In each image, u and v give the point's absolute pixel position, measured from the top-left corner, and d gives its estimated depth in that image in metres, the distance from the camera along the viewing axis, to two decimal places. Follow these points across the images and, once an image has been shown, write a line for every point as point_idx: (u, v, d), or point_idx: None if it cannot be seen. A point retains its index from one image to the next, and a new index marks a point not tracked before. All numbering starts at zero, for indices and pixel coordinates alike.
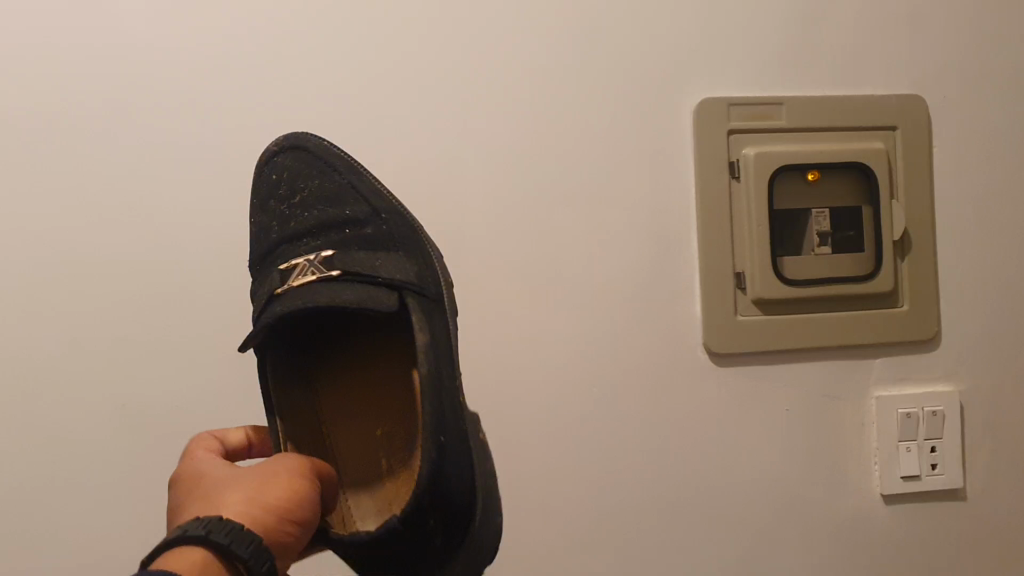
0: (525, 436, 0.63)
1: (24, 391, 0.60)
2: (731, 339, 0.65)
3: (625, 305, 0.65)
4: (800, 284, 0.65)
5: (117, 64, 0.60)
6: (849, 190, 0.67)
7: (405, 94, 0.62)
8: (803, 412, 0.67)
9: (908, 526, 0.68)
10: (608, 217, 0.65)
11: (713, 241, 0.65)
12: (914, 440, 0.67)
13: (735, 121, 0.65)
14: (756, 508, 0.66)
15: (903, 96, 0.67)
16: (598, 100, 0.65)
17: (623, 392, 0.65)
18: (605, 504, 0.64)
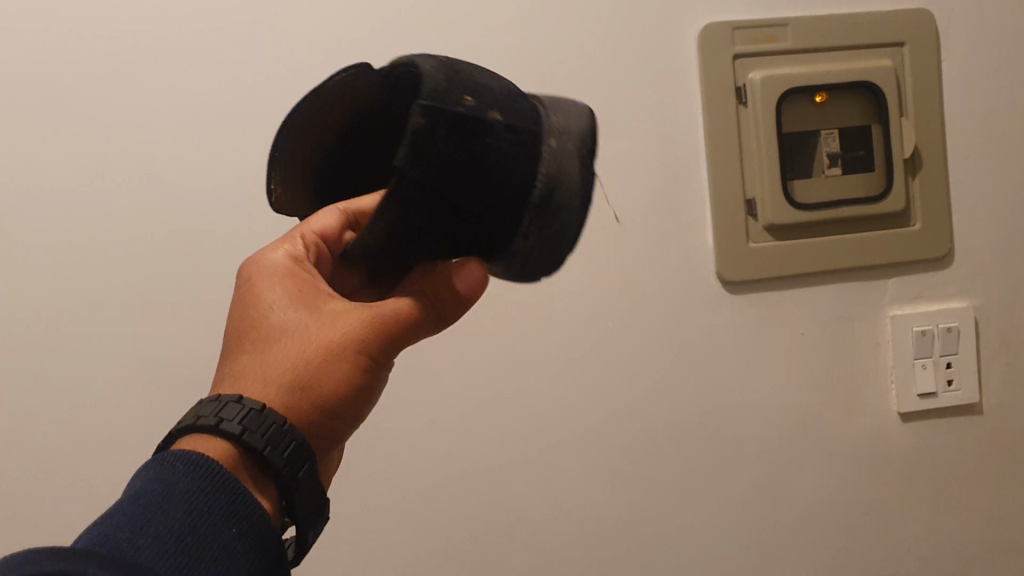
0: (543, 374, 0.64)
1: (42, 350, 0.60)
2: (743, 266, 0.65)
3: (637, 238, 0.64)
4: (812, 208, 0.65)
5: (112, 22, 0.59)
6: (859, 109, 0.66)
7: (403, 35, 0.61)
8: (818, 335, 0.67)
9: (926, 442, 0.69)
10: (617, 151, 0.64)
11: (722, 169, 0.64)
12: (929, 357, 0.67)
13: (739, 45, 0.64)
14: (775, 432, 0.67)
15: (910, 11, 0.66)
16: (600, 31, 0.63)
17: (638, 326, 0.65)
18: (625, 435, 0.65)
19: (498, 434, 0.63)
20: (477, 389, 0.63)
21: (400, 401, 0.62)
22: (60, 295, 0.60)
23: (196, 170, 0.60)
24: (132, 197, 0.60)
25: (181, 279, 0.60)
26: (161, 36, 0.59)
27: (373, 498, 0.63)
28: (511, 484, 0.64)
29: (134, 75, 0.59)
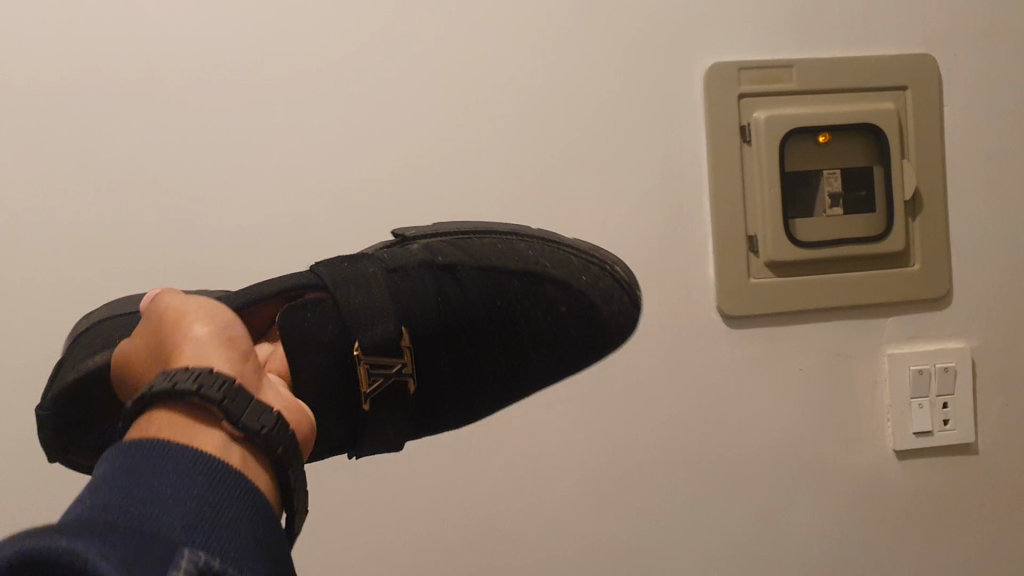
0: (543, 400, 0.65)
1: (51, 368, 0.60)
2: (743, 302, 0.66)
3: (639, 271, 0.66)
4: (813, 246, 0.66)
5: (134, 44, 0.60)
6: (861, 150, 0.67)
7: (415, 67, 0.63)
8: (815, 371, 0.68)
9: (921, 480, 0.70)
10: (622, 184, 0.65)
11: (726, 205, 0.66)
12: (926, 397, 0.68)
13: (745, 84, 0.65)
14: (771, 465, 0.68)
15: (913, 56, 0.67)
16: (609, 65, 0.65)
17: (638, 357, 0.66)
18: (624, 465, 0.66)
19: (499, 459, 0.64)
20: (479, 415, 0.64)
21: None
22: (67, 313, 0.60)
23: (211, 194, 0.61)
24: (148, 219, 0.61)
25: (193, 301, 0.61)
26: (182, 62, 0.60)
27: (373, 521, 0.63)
28: (511, 509, 0.65)
29: (152, 102, 0.60)
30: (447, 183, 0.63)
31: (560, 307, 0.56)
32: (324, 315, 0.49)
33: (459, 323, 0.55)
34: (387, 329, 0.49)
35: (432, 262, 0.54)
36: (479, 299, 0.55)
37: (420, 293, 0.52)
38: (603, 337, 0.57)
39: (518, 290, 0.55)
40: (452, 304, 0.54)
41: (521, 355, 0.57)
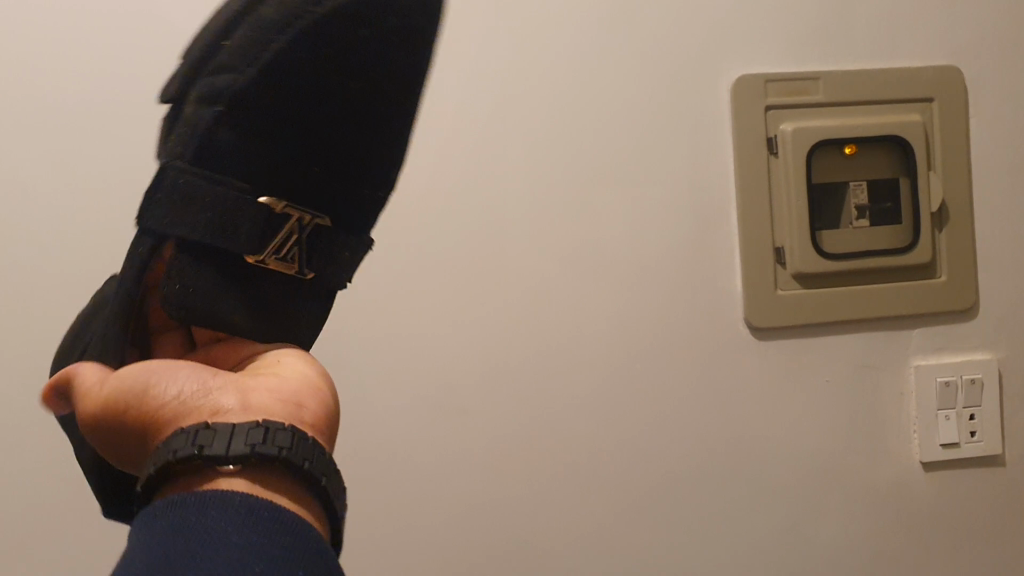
0: (571, 412, 0.65)
1: None
2: (771, 314, 0.66)
3: (667, 282, 0.66)
4: (839, 258, 0.66)
5: (158, 52, 0.59)
6: (888, 162, 0.67)
7: (443, 79, 0.63)
8: (841, 383, 0.68)
9: (948, 492, 0.69)
10: (649, 196, 0.65)
11: (753, 217, 0.66)
12: (953, 408, 0.68)
13: (772, 97, 0.66)
14: (798, 477, 0.68)
15: (940, 68, 0.68)
16: (637, 77, 0.65)
17: (666, 369, 0.66)
18: (652, 477, 0.66)
19: (527, 470, 0.64)
20: (507, 427, 0.64)
21: (431, 438, 0.63)
22: None
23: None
24: None
25: None
26: None
27: (402, 532, 0.63)
28: (538, 521, 0.65)
29: (165, 108, 0.57)
30: (474, 195, 0.63)
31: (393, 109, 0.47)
32: (184, 272, 0.43)
33: (255, 136, 0.44)
34: (252, 218, 0.44)
35: (210, 108, 0.44)
36: (270, 75, 0.44)
37: (254, 135, 0.44)
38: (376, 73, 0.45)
39: (357, 52, 0.45)
40: (221, 151, 0.44)
41: (387, 99, 0.46)
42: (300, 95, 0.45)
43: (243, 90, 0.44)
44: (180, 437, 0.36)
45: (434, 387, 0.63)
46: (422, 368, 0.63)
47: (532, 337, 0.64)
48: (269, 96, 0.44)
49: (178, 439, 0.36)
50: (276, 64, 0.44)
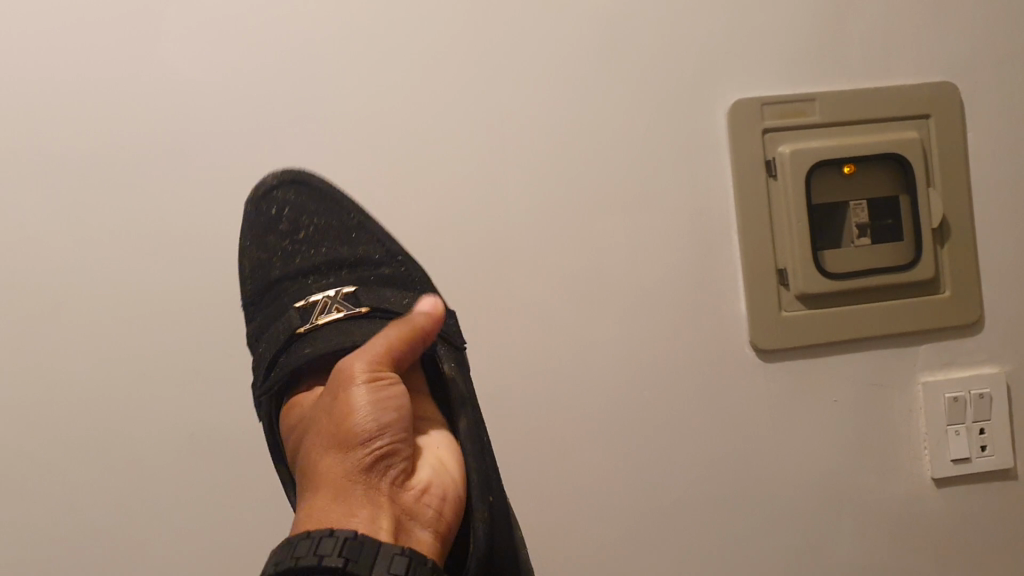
0: (580, 440, 0.65)
1: (98, 421, 0.61)
2: (777, 335, 0.66)
3: (671, 307, 0.66)
4: (842, 277, 0.66)
5: (165, 101, 0.61)
6: (887, 180, 0.67)
7: (442, 112, 0.63)
8: (850, 402, 0.68)
9: (960, 507, 0.69)
10: (651, 221, 0.66)
11: (755, 240, 0.66)
12: (962, 423, 0.68)
13: (768, 120, 0.66)
14: (809, 498, 0.68)
15: (936, 84, 0.68)
16: (635, 104, 0.66)
17: (675, 393, 0.66)
18: (662, 503, 0.66)
19: (538, 500, 0.64)
20: (518, 457, 0.64)
21: None
22: (112, 369, 0.61)
23: (244, 246, 0.63)
24: (186, 275, 0.62)
25: (230, 353, 0.62)
26: (213, 121, 0.61)
27: None
28: (551, 550, 0.65)
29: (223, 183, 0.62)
30: (478, 226, 0.64)
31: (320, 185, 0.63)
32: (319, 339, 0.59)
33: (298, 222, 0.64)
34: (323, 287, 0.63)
35: (277, 233, 0.63)
36: (282, 249, 0.64)
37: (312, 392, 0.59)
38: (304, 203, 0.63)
39: (337, 213, 0.63)
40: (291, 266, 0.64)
41: (347, 214, 0.63)
42: (294, 217, 0.63)
43: (286, 258, 0.64)
44: (305, 541, 0.46)
45: None
46: None
47: (540, 366, 0.64)
48: (301, 230, 0.64)
49: (304, 545, 0.46)
50: (280, 188, 0.63)
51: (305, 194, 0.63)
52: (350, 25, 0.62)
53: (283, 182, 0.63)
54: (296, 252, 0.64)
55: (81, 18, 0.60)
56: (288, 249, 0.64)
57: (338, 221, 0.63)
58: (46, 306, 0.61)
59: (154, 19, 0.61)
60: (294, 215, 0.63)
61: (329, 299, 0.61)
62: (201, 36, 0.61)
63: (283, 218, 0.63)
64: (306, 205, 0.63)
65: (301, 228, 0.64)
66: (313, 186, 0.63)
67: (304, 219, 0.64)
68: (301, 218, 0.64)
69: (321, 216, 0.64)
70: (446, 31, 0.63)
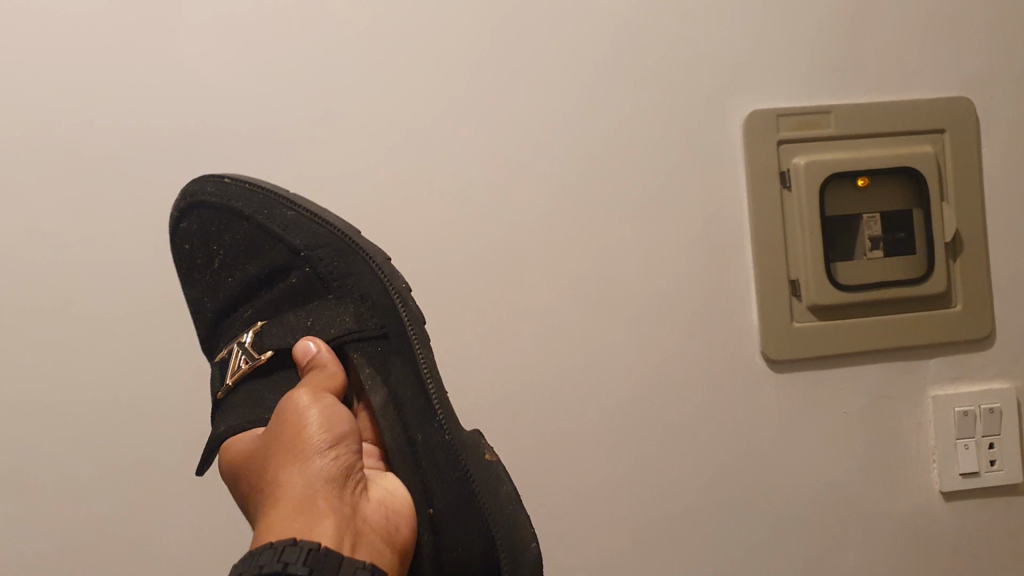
0: (590, 448, 0.65)
1: (111, 420, 0.62)
2: (788, 346, 0.66)
3: (682, 317, 0.66)
4: (855, 289, 0.66)
5: (181, 103, 0.61)
6: (900, 193, 0.68)
7: (456, 118, 0.64)
8: (860, 415, 0.68)
9: (968, 521, 0.69)
10: (664, 231, 0.66)
11: (768, 252, 0.66)
12: (972, 438, 0.68)
13: (783, 131, 0.66)
14: (817, 509, 0.68)
15: (951, 99, 0.68)
16: (649, 113, 0.66)
17: (685, 403, 0.66)
18: (673, 512, 0.66)
19: (547, 507, 0.65)
20: (527, 464, 0.64)
21: None
22: (126, 368, 0.62)
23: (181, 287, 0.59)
24: None
25: None
26: (230, 124, 0.62)
27: None
28: (560, 557, 0.65)
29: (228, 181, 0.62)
30: (491, 232, 0.64)
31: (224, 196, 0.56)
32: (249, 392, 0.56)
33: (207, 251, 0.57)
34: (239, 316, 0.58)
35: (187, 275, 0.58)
36: (204, 282, 0.58)
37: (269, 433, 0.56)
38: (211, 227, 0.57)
39: (245, 230, 0.56)
40: (209, 288, 0.58)
41: (241, 220, 0.56)
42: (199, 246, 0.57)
43: (210, 293, 0.58)
44: (267, 552, 0.43)
45: None
46: None
47: (550, 373, 0.65)
48: (214, 257, 0.57)
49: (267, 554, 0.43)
50: (190, 210, 0.57)
51: (207, 209, 0.57)
52: (367, 30, 0.63)
53: (187, 204, 0.57)
54: (210, 277, 0.58)
55: (98, 22, 0.61)
56: (204, 285, 0.58)
57: (245, 232, 0.56)
58: (62, 307, 0.61)
59: (172, 23, 0.61)
60: (215, 217, 0.57)
61: (239, 346, 0.56)
62: (217, 39, 0.61)
63: (195, 250, 0.58)
64: (213, 228, 0.57)
65: (207, 253, 0.57)
66: (211, 191, 0.57)
67: (211, 241, 0.57)
68: (214, 240, 0.57)
69: (227, 239, 0.57)
70: (461, 37, 0.64)
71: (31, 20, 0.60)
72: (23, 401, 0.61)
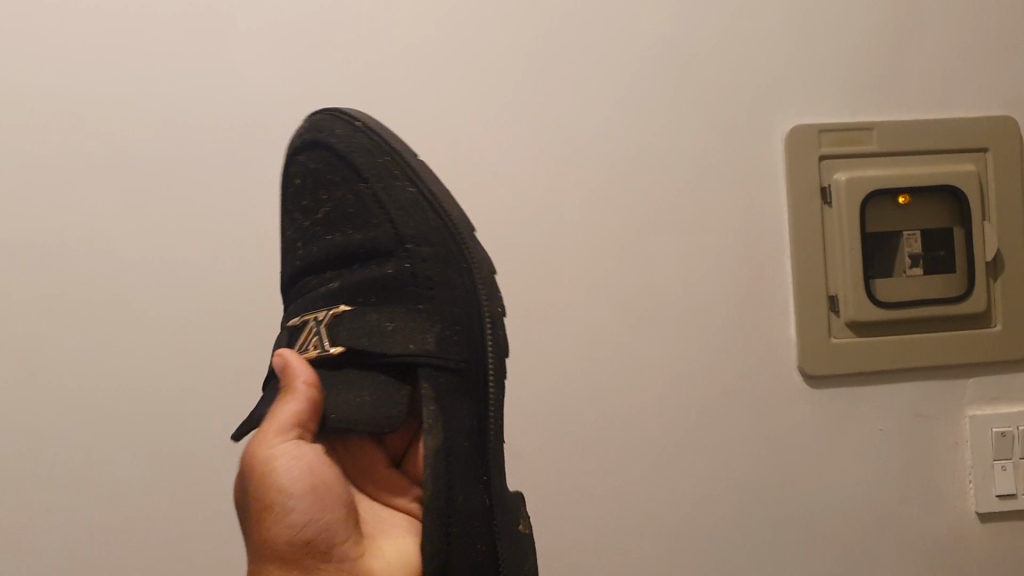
0: (624, 456, 0.65)
1: (152, 415, 0.63)
2: (825, 361, 0.66)
3: (720, 328, 0.66)
4: (894, 307, 0.66)
5: (230, 103, 0.63)
6: (941, 211, 0.68)
7: (500, 124, 0.64)
8: (895, 432, 0.68)
9: (1003, 542, 0.69)
10: (704, 242, 0.66)
11: (807, 265, 0.66)
12: (1009, 459, 0.67)
13: (825, 147, 0.66)
14: (851, 526, 0.67)
15: (994, 118, 0.68)
16: (691, 123, 0.66)
17: (721, 415, 0.66)
18: (706, 524, 0.66)
19: (580, 514, 0.65)
20: (562, 471, 0.64)
21: None
22: (169, 364, 0.63)
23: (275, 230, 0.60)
24: (244, 275, 0.63)
25: None
26: (278, 125, 0.63)
27: None
28: (592, 565, 0.65)
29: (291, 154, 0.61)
30: (530, 238, 0.64)
31: (338, 146, 0.57)
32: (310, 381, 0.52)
33: (310, 198, 0.58)
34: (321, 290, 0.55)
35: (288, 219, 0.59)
36: (300, 224, 0.58)
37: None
38: (331, 168, 0.57)
39: (346, 188, 0.56)
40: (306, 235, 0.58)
41: (353, 172, 0.56)
42: (313, 189, 0.57)
43: (304, 241, 0.58)
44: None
45: None
46: None
47: (586, 380, 0.65)
48: (320, 208, 0.57)
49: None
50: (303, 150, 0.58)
51: (324, 155, 0.57)
52: (415, 35, 0.64)
53: (308, 140, 0.58)
54: (308, 223, 0.58)
55: (156, 22, 0.62)
56: (297, 233, 0.58)
57: (341, 189, 0.56)
58: (111, 301, 0.63)
59: (226, 24, 0.63)
60: (329, 156, 0.57)
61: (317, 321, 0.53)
62: (269, 43, 0.63)
63: (303, 189, 0.58)
64: (320, 171, 0.57)
65: (308, 197, 0.58)
66: (326, 140, 0.57)
67: (319, 188, 0.57)
68: (315, 166, 0.57)
69: (331, 183, 0.57)
70: (508, 43, 0.64)
71: (92, 19, 0.62)
72: (69, 393, 0.62)
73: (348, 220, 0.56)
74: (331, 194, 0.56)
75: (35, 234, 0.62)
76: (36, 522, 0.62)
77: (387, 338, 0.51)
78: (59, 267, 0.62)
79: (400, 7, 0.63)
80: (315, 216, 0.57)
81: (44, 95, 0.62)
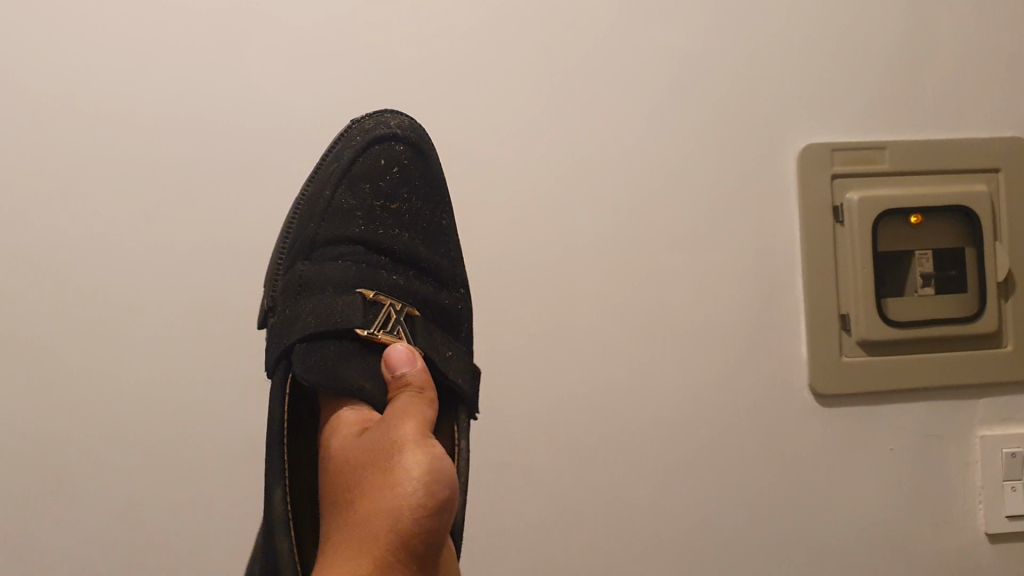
0: (634, 473, 0.65)
1: (162, 427, 0.63)
2: (836, 380, 0.66)
3: (731, 346, 0.66)
4: (906, 326, 0.66)
5: (246, 115, 0.63)
6: (953, 231, 0.68)
7: (514, 139, 0.65)
8: (905, 452, 0.68)
9: (1013, 563, 0.69)
10: (716, 259, 0.66)
11: (818, 284, 0.66)
12: (1020, 480, 0.67)
13: (838, 165, 0.66)
14: (861, 545, 0.67)
15: (1006, 138, 0.68)
16: (704, 140, 0.66)
17: (731, 433, 0.66)
18: (716, 541, 0.66)
19: (590, 530, 0.65)
20: (572, 487, 0.64)
21: (496, 496, 0.64)
22: (179, 377, 0.63)
23: (335, 190, 0.57)
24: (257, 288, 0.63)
25: None
26: (294, 137, 0.63)
27: None
28: None
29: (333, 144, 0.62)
30: (543, 254, 0.64)
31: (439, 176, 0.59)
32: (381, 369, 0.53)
33: (389, 188, 0.58)
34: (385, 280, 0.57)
35: (351, 186, 0.57)
36: (363, 200, 0.57)
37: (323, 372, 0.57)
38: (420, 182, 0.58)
39: (429, 205, 0.59)
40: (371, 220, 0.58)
41: (436, 194, 0.59)
42: (399, 180, 0.58)
43: (370, 220, 0.57)
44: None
45: (501, 447, 0.64)
46: (487, 426, 0.64)
47: (598, 397, 0.65)
48: (396, 201, 0.58)
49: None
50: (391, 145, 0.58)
51: (421, 159, 0.58)
52: (430, 49, 0.64)
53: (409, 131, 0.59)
54: (372, 203, 0.58)
55: (175, 33, 0.63)
56: (358, 210, 0.57)
57: (424, 204, 0.58)
58: (125, 310, 0.63)
59: (244, 36, 0.63)
60: (417, 172, 0.58)
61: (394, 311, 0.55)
62: (286, 56, 0.63)
63: (381, 170, 0.57)
64: (415, 169, 0.58)
65: (384, 189, 0.58)
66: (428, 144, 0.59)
67: (400, 185, 0.58)
68: (394, 162, 0.58)
69: (412, 190, 0.58)
70: (523, 59, 0.65)
71: (112, 30, 0.63)
72: (83, 402, 0.62)
73: (415, 232, 0.58)
74: (410, 202, 0.58)
75: (52, 243, 0.62)
76: (47, 530, 0.62)
77: (449, 366, 0.55)
78: (75, 276, 0.63)
79: (416, 23, 0.64)
80: (385, 206, 0.58)
81: (64, 105, 0.63)
